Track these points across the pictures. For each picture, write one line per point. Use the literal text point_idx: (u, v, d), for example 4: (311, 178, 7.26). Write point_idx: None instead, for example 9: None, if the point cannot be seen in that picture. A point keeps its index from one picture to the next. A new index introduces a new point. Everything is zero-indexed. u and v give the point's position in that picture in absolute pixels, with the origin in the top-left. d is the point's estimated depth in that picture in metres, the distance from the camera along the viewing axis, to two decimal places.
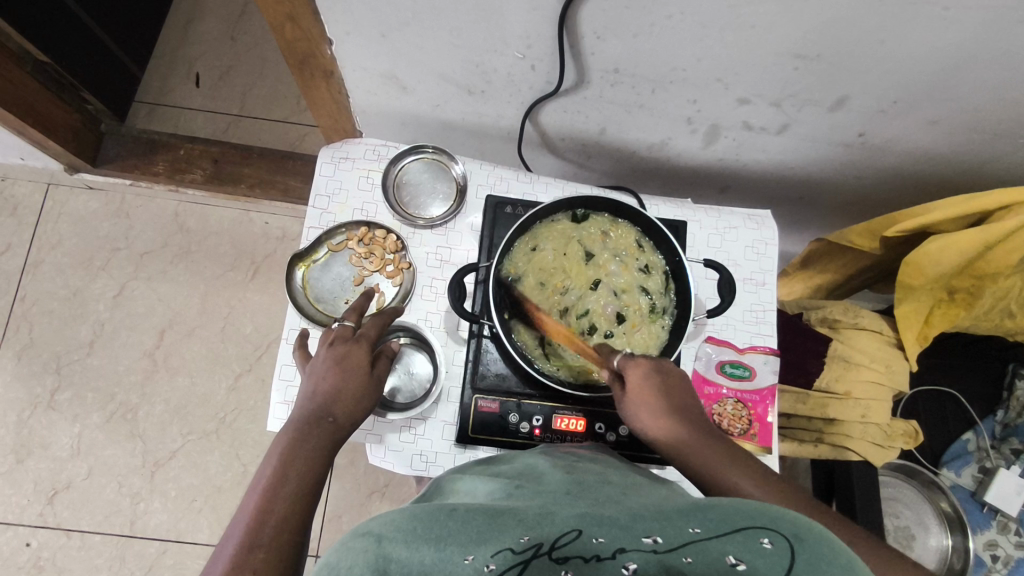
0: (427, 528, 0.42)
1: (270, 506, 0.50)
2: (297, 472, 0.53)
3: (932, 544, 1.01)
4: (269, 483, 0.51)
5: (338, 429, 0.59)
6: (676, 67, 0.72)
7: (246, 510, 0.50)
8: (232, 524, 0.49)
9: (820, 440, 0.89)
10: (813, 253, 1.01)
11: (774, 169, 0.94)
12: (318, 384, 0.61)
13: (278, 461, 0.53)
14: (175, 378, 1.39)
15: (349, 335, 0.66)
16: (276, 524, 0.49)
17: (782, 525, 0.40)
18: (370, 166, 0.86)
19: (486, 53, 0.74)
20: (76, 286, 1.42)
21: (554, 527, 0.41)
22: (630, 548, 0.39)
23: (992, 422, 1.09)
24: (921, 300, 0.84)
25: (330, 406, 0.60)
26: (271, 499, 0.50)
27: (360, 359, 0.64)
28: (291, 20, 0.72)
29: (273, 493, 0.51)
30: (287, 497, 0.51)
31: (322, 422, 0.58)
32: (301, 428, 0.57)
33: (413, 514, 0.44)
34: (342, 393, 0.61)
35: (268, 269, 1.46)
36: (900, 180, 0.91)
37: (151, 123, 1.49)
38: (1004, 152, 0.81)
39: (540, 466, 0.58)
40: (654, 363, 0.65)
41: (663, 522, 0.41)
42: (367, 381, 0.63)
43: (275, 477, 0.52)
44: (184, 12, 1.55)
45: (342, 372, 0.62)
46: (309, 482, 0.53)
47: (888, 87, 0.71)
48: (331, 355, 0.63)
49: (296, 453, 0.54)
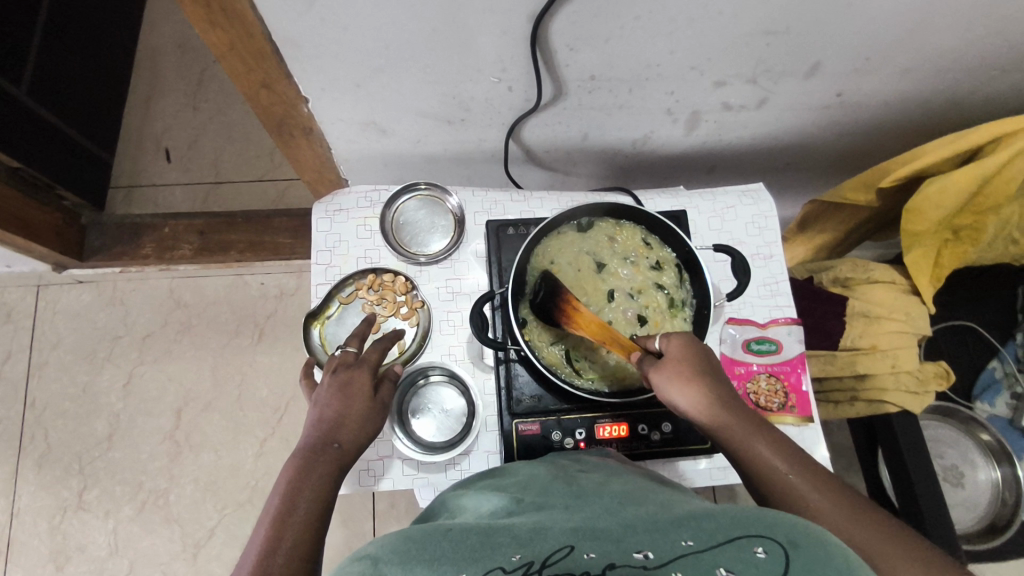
0: (423, 550, 0.42)
1: (280, 531, 0.49)
2: (307, 497, 0.53)
3: (981, 479, 1.03)
4: (278, 512, 0.51)
5: (344, 455, 0.59)
6: (650, 64, 0.73)
7: (257, 538, 0.49)
8: (244, 552, 0.48)
9: (856, 398, 0.90)
10: (807, 215, 1.03)
11: (759, 143, 0.95)
12: (322, 412, 0.61)
13: (285, 490, 0.53)
14: (200, 455, 1.37)
15: (351, 361, 0.68)
16: (290, 550, 0.48)
17: (776, 533, 0.40)
18: (366, 214, 0.86)
19: (462, 83, 0.74)
20: (84, 382, 1.40)
21: (545, 544, 0.41)
22: (618, 563, 0.39)
23: (1013, 347, 1.09)
24: (927, 245, 0.85)
25: (334, 432, 0.60)
26: (281, 525, 0.50)
27: (362, 386, 0.65)
28: (265, 86, 0.72)
29: (285, 518, 0.50)
30: (298, 525, 0.50)
31: (327, 448, 0.58)
32: (305, 456, 0.57)
33: (408, 540, 0.44)
34: (345, 421, 0.61)
35: (272, 329, 1.44)
36: (884, 131, 0.92)
37: (130, 207, 1.48)
38: (982, 89, 0.82)
39: (543, 480, 0.59)
40: (691, 339, 0.63)
41: (656, 536, 0.41)
42: (369, 406, 0.64)
43: (286, 500, 0.52)
44: (143, 92, 1.55)
45: (347, 399, 0.63)
46: (317, 506, 0.53)
47: (858, 47, 0.72)
48: (335, 382, 0.64)
49: (302, 481, 0.54)
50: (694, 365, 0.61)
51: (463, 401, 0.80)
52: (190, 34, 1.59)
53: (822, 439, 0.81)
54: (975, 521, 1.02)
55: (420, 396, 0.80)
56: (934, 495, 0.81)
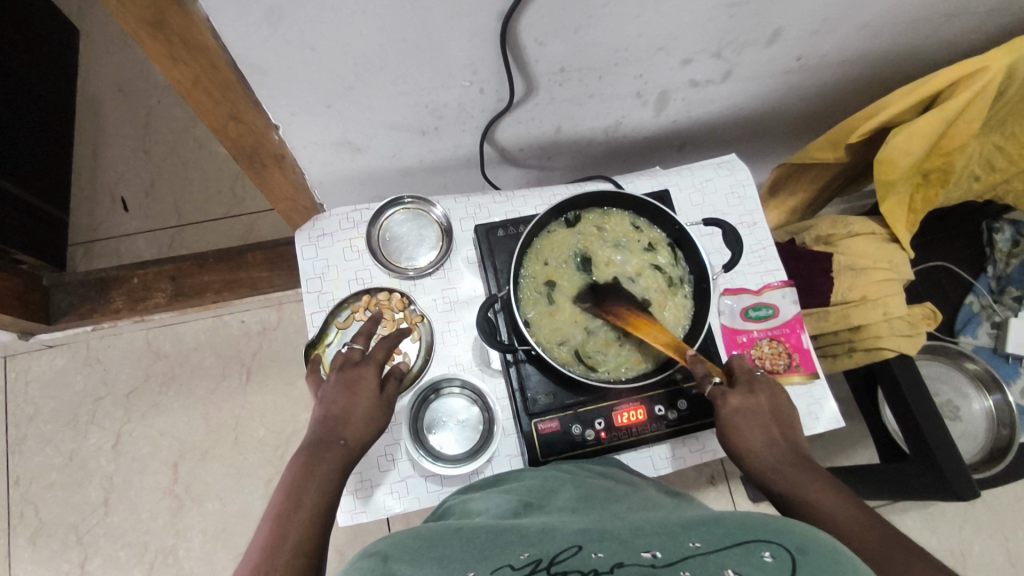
0: (431, 550, 0.47)
1: (283, 526, 0.52)
2: (310, 494, 0.56)
3: (976, 410, 1.06)
4: (282, 506, 0.54)
5: (349, 452, 0.61)
6: (618, 49, 0.73)
7: (262, 531, 0.53)
8: (254, 537, 0.53)
9: (854, 349, 0.92)
10: (778, 179, 1.05)
11: (726, 115, 0.96)
12: (328, 409, 0.63)
13: (291, 485, 0.56)
14: (204, 505, 1.32)
15: (357, 360, 0.69)
16: (295, 542, 0.52)
17: (786, 541, 0.43)
18: (351, 235, 0.85)
19: (434, 91, 0.74)
20: (69, 449, 1.34)
21: (554, 545, 0.46)
22: (627, 562, 0.42)
23: (986, 280, 1.15)
24: (901, 192, 0.89)
25: (340, 429, 0.62)
26: (286, 519, 0.53)
27: (369, 384, 0.66)
28: (234, 118, 0.71)
29: (288, 513, 0.54)
30: (303, 519, 0.54)
31: (333, 445, 0.60)
32: (310, 453, 0.59)
33: (417, 541, 0.49)
34: (351, 417, 0.63)
35: (260, 366, 1.40)
36: (844, 87, 0.95)
37: (92, 262, 1.44)
38: (932, 36, 0.85)
39: (549, 485, 0.62)
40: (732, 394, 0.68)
41: (665, 539, 0.45)
42: (375, 405, 0.65)
43: (289, 494, 0.55)
44: (88, 143, 1.50)
45: (353, 396, 0.64)
46: (320, 502, 0.56)
47: (814, 10, 0.74)
48: (342, 380, 0.65)
49: (308, 477, 0.57)
50: (750, 415, 0.66)
51: (479, 409, 0.79)
52: (130, 77, 1.54)
53: (831, 393, 0.82)
54: (980, 450, 1.04)
55: (435, 409, 0.79)
56: (943, 434, 0.84)
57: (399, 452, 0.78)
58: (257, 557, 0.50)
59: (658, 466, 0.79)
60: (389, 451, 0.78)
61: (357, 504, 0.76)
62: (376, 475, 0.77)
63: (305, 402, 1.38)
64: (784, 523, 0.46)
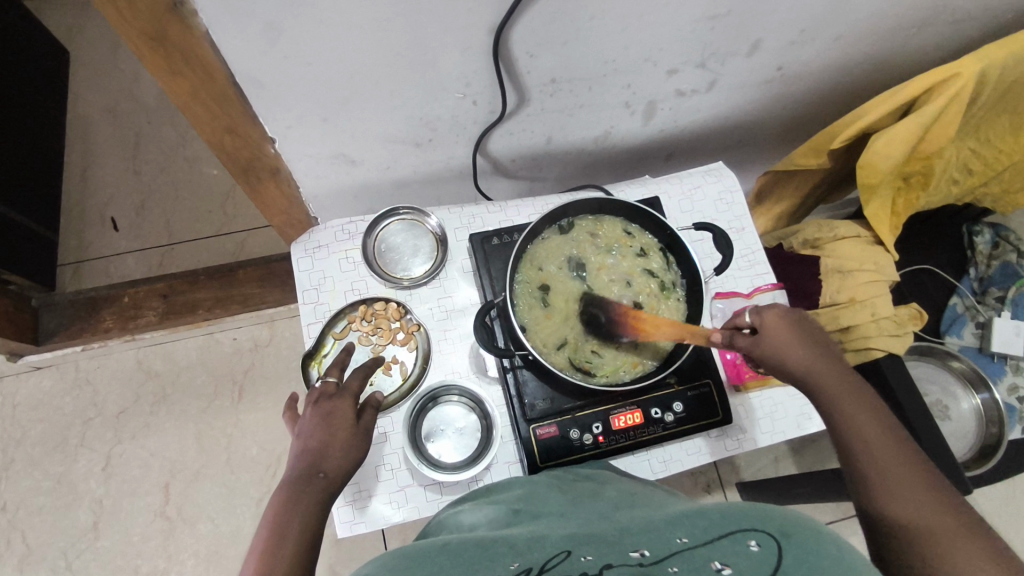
0: (420, 560, 0.47)
1: (267, 568, 0.49)
2: (296, 528, 0.52)
3: (965, 408, 1.08)
4: (264, 546, 0.50)
5: (331, 484, 0.58)
6: (607, 61, 0.75)
7: (246, 569, 0.49)
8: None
9: (843, 350, 0.93)
10: (766, 186, 1.08)
11: (712, 124, 0.99)
12: (305, 442, 0.60)
13: (273, 520, 0.53)
14: (196, 526, 1.30)
15: (332, 391, 0.66)
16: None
17: (770, 526, 0.45)
18: (346, 247, 0.85)
19: (427, 104, 0.75)
20: (58, 473, 1.32)
21: (543, 550, 0.46)
22: (615, 563, 0.43)
23: (969, 282, 1.19)
24: (883, 196, 0.91)
25: (319, 462, 0.59)
26: (269, 558, 0.49)
27: (345, 413, 0.63)
28: (229, 131, 0.71)
29: (269, 555, 0.50)
30: (287, 558, 0.50)
31: (313, 478, 0.57)
32: (291, 488, 0.55)
33: (403, 552, 0.48)
34: (330, 447, 0.60)
35: (252, 384, 1.39)
36: (825, 95, 0.98)
37: (82, 282, 1.43)
38: (907, 45, 0.89)
39: (539, 490, 0.63)
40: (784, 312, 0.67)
41: (652, 537, 0.46)
42: (354, 434, 0.62)
43: (271, 533, 0.51)
44: (77, 164, 1.50)
45: (330, 428, 0.61)
46: (305, 539, 0.52)
47: (794, 21, 0.77)
48: (318, 412, 0.62)
49: (288, 514, 0.53)
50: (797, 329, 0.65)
51: (477, 417, 0.80)
52: (119, 97, 1.54)
53: None
54: (970, 448, 1.06)
55: (432, 418, 0.79)
56: (934, 431, 0.85)
57: (398, 463, 0.78)
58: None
59: (656, 469, 0.80)
60: (387, 461, 0.78)
61: (356, 515, 0.76)
62: (375, 485, 0.77)
63: None
64: (763, 507, 0.48)
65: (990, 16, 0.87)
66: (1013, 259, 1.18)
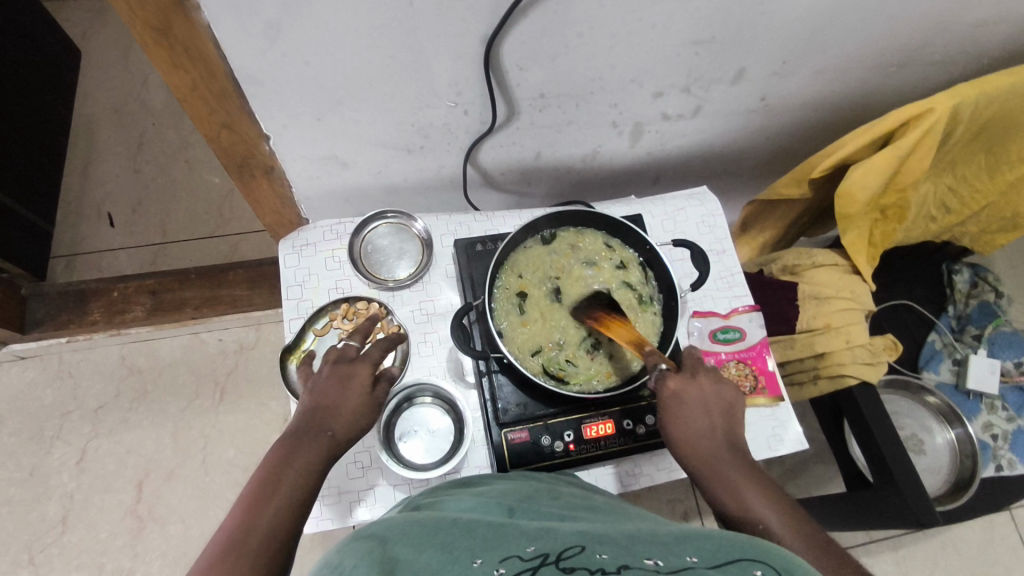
0: (430, 538, 0.48)
1: (255, 514, 0.51)
2: (288, 485, 0.54)
3: (939, 442, 1.09)
4: (256, 494, 0.53)
5: (334, 444, 0.59)
6: (595, 79, 0.78)
7: (236, 512, 0.51)
8: (227, 518, 0.51)
9: (818, 377, 0.95)
10: (749, 216, 1.10)
11: (698, 149, 1.02)
12: (317, 399, 0.61)
13: (271, 470, 0.55)
14: (166, 527, 1.28)
15: (352, 356, 0.65)
16: (264, 534, 0.50)
17: (775, 561, 0.45)
18: (333, 246, 0.87)
19: (419, 110, 0.78)
20: (32, 464, 1.31)
21: (557, 542, 0.47)
22: (632, 565, 0.43)
23: (948, 319, 1.21)
24: (861, 226, 0.93)
25: (329, 420, 0.60)
26: (259, 506, 0.52)
27: (362, 381, 0.63)
28: (226, 126, 0.74)
29: (256, 505, 0.52)
30: (278, 508, 0.52)
31: (319, 437, 0.58)
32: (294, 441, 0.57)
33: (413, 528, 0.49)
34: (340, 409, 0.61)
35: (234, 386, 1.39)
36: (808, 127, 1.01)
37: (72, 276, 1.44)
38: (886, 82, 0.92)
39: (529, 489, 0.63)
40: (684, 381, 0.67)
41: (663, 549, 0.46)
42: (366, 402, 0.63)
43: (264, 482, 0.54)
44: (79, 159, 1.53)
45: (344, 391, 0.62)
46: (297, 497, 0.54)
47: (775, 52, 0.80)
48: (335, 373, 0.63)
49: (285, 467, 0.55)
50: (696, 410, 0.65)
51: (451, 419, 0.80)
52: (126, 98, 1.58)
53: (794, 416, 0.85)
54: (943, 482, 1.06)
55: (406, 419, 0.80)
56: (904, 459, 0.87)
57: (369, 462, 0.78)
58: (224, 540, 0.49)
59: (625, 482, 0.80)
60: (358, 459, 0.78)
61: (323, 511, 0.76)
62: (344, 483, 0.77)
63: (279, 423, 1.37)
64: (768, 543, 0.47)
65: (966, 58, 0.90)
66: (991, 299, 1.21)
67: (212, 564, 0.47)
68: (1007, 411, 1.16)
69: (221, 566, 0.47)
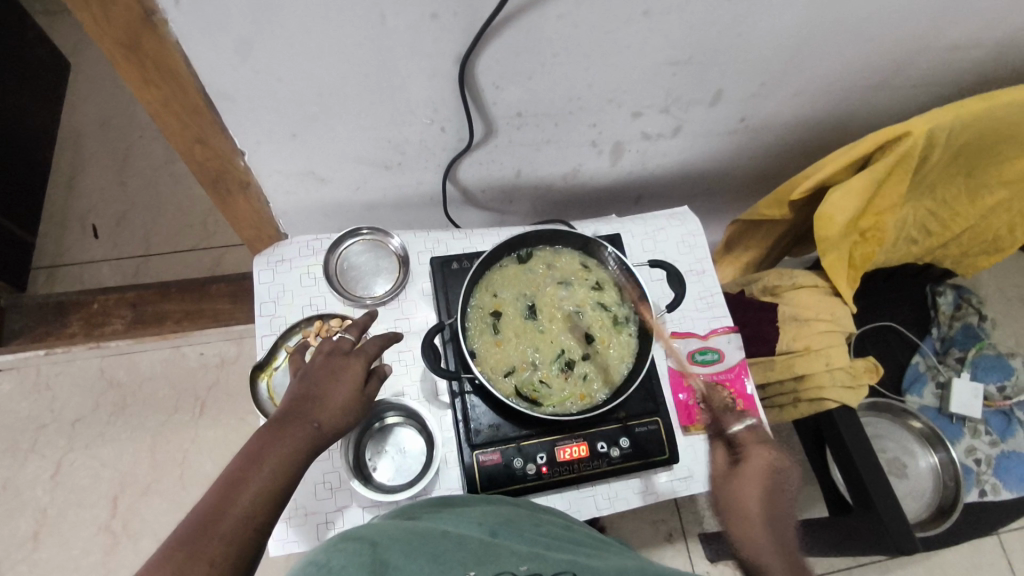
0: (422, 546, 0.47)
1: (231, 496, 0.49)
2: (270, 468, 0.52)
3: (922, 466, 1.08)
4: (235, 475, 0.50)
5: (320, 436, 0.57)
6: (572, 98, 0.78)
7: (210, 492, 0.49)
8: (203, 496, 0.49)
9: (798, 399, 0.94)
10: (732, 236, 1.10)
11: (679, 169, 1.02)
12: (307, 388, 0.59)
13: (254, 451, 0.52)
14: (140, 544, 1.26)
15: (346, 349, 0.64)
16: (239, 517, 0.48)
17: None
18: (309, 262, 0.86)
19: (395, 127, 0.77)
20: (5, 479, 1.29)
21: (550, 566, 0.47)
22: None
23: (932, 341, 1.21)
24: (841, 248, 0.92)
25: (315, 411, 0.57)
26: (236, 488, 0.49)
27: (354, 374, 0.62)
28: (199, 140, 0.73)
29: (233, 486, 0.49)
30: (256, 492, 0.50)
31: (304, 425, 0.56)
32: (280, 424, 0.55)
33: (404, 533, 0.49)
34: (328, 399, 0.59)
35: (215, 400, 1.38)
36: (788, 148, 1.01)
37: (54, 286, 1.43)
38: (865, 104, 0.92)
39: (512, 514, 0.62)
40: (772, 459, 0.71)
41: None
42: (354, 396, 0.61)
43: (242, 465, 0.51)
44: (65, 170, 1.52)
45: (332, 382, 0.60)
46: (276, 484, 0.51)
47: (752, 74, 0.80)
48: (326, 364, 0.61)
49: (270, 449, 0.53)
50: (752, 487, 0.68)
51: (423, 440, 0.79)
52: (114, 110, 1.58)
53: None
54: (926, 506, 1.06)
55: (377, 439, 0.79)
56: (891, 500, 0.84)
57: (338, 483, 0.77)
58: (197, 517, 0.47)
59: (600, 506, 0.79)
60: (327, 480, 0.76)
61: (290, 533, 0.74)
62: (312, 504, 0.75)
63: None
64: None
65: (943, 82, 0.91)
66: (974, 321, 1.21)
67: (180, 543, 0.45)
68: (991, 434, 1.15)
69: (189, 546, 0.45)
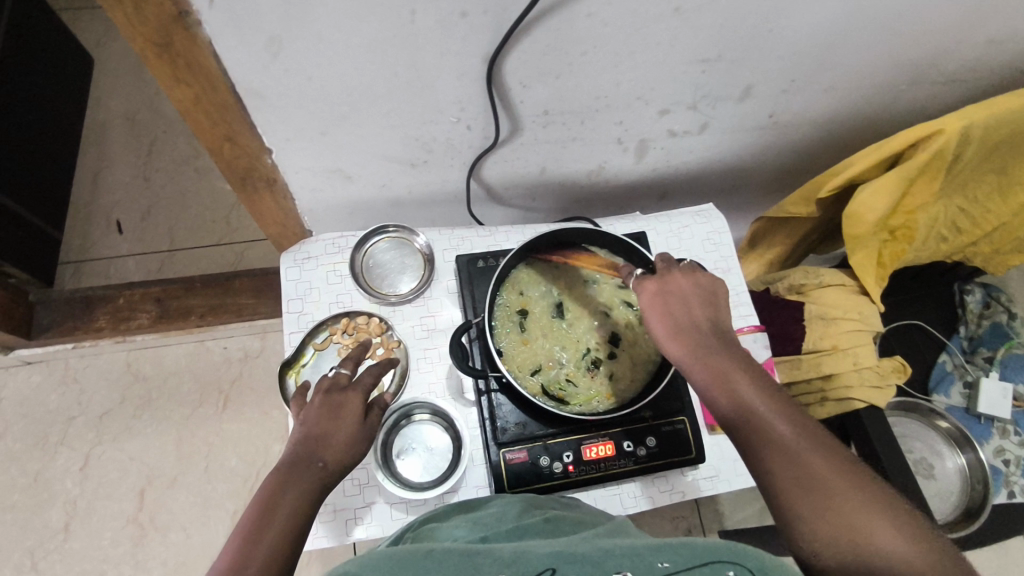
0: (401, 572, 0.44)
1: (250, 547, 0.49)
2: (281, 513, 0.52)
3: (949, 467, 1.07)
4: (249, 526, 0.50)
5: (327, 474, 0.57)
6: (599, 96, 0.77)
7: (225, 550, 0.49)
8: (218, 554, 0.49)
9: (824, 399, 0.93)
10: (756, 232, 1.09)
11: (704, 166, 1.01)
12: (308, 429, 0.59)
13: (261, 502, 0.53)
14: (167, 535, 1.28)
15: (344, 383, 0.64)
16: (262, 564, 0.48)
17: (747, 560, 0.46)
18: (335, 260, 0.87)
19: (423, 126, 0.77)
20: (36, 470, 1.32)
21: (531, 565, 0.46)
22: None
23: (959, 340, 1.19)
24: (870, 246, 0.91)
25: (318, 450, 0.58)
26: (251, 542, 0.49)
27: (353, 410, 0.61)
28: (229, 140, 0.74)
29: (252, 539, 0.49)
30: (271, 541, 0.50)
31: (309, 467, 0.56)
32: (287, 470, 0.55)
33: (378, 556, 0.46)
34: (332, 438, 0.59)
35: (238, 394, 1.39)
36: (816, 144, 1.00)
37: (81, 281, 1.45)
38: (896, 100, 0.91)
39: (511, 510, 0.63)
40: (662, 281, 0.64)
41: (633, 561, 0.46)
42: (357, 431, 0.61)
43: (255, 518, 0.51)
44: (91, 166, 1.54)
45: (337, 420, 0.60)
46: (291, 526, 0.52)
47: (782, 70, 0.79)
48: (324, 403, 0.61)
49: (280, 496, 0.53)
50: (676, 303, 0.62)
51: (449, 437, 0.79)
52: (138, 107, 1.60)
53: None
54: (953, 507, 1.04)
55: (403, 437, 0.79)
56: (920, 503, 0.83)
57: (366, 479, 0.77)
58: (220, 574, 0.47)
59: (626, 505, 0.79)
60: (356, 477, 0.77)
61: (320, 529, 0.75)
62: (341, 500, 0.76)
63: (282, 433, 1.36)
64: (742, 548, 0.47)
65: (977, 77, 0.89)
66: (1002, 320, 1.20)
67: None
68: (1019, 435, 1.14)
69: None
